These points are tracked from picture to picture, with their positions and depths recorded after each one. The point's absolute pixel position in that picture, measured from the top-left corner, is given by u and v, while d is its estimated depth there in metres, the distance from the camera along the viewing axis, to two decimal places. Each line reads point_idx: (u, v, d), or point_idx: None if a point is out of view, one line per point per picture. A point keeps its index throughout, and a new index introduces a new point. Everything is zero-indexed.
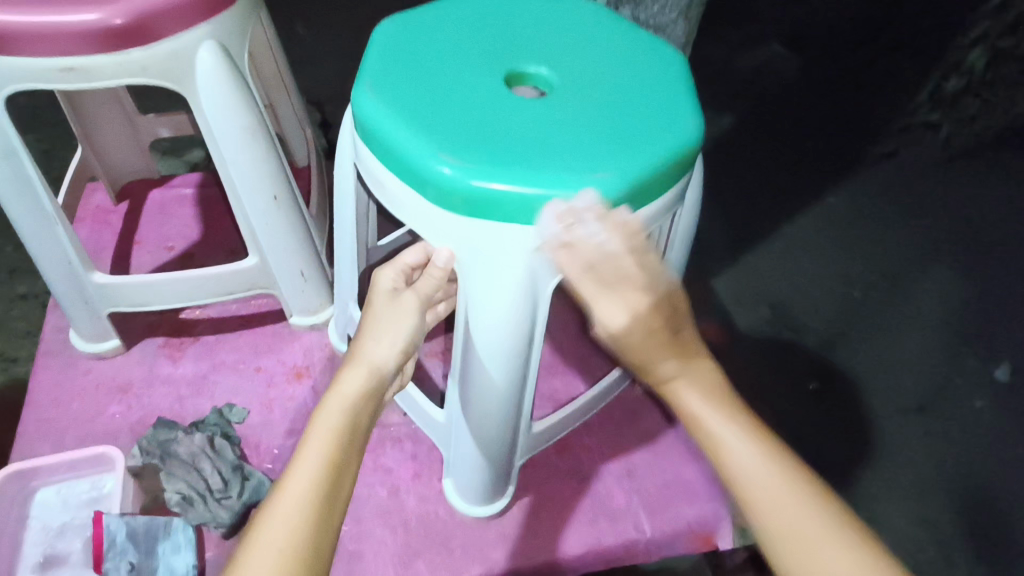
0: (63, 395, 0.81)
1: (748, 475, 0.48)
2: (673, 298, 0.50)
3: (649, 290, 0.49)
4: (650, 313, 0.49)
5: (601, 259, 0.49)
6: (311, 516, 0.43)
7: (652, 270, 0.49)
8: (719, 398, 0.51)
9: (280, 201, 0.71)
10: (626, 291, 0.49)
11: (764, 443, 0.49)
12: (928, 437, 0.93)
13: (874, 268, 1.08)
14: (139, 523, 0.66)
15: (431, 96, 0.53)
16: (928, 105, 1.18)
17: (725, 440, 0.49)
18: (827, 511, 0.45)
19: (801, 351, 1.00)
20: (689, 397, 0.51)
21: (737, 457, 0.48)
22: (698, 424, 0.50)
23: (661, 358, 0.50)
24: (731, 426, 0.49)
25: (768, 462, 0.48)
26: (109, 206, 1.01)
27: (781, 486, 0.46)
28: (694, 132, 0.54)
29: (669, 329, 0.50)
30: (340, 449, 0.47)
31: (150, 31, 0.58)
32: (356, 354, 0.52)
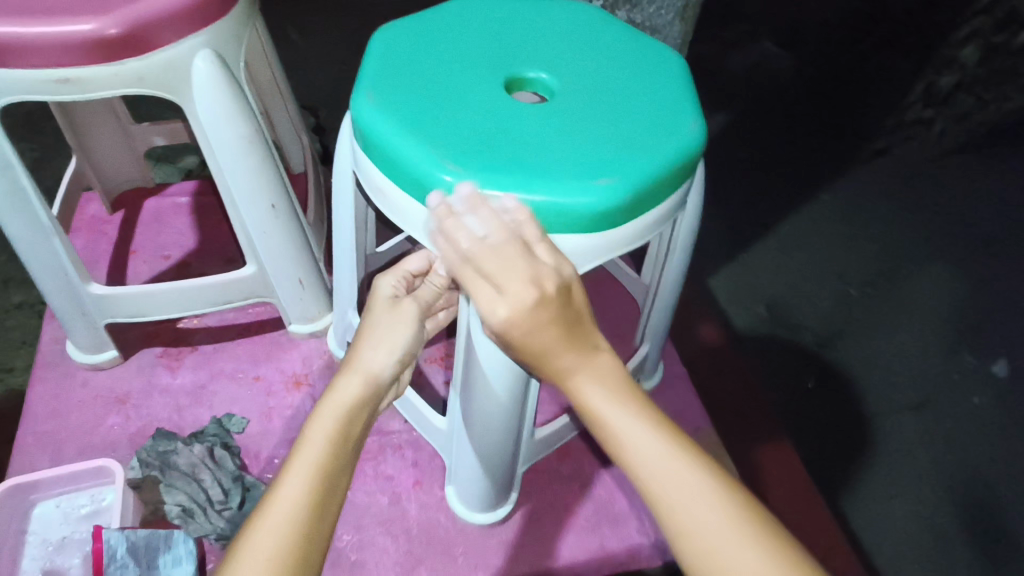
0: (61, 407, 0.80)
1: (658, 478, 0.42)
2: (565, 291, 0.45)
3: (526, 285, 0.44)
4: (528, 310, 0.44)
5: (471, 250, 0.46)
6: (304, 523, 0.41)
7: (532, 264, 0.45)
8: (624, 395, 0.45)
9: (278, 209, 0.71)
10: (506, 280, 0.44)
11: (674, 442, 0.43)
12: (927, 436, 0.92)
13: (868, 267, 1.08)
14: (140, 537, 0.65)
15: (430, 103, 0.53)
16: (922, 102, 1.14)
17: (630, 441, 0.44)
18: (740, 511, 0.40)
19: (800, 351, 1.02)
20: (592, 393, 0.46)
21: (645, 459, 0.43)
22: (602, 424, 0.45)
23: (555, 354, 0.46)
24: (637, 425, 0.44)
25: (677, 463, 0.42)
26: (105, 216, 1.00)
27: (693, 489, 0.41)
28: (695, 135, 0.54)
29: (561, 319, 0.45)
30: (336, 455, 0.44)
31: (146, 40, 0.58)
32: (353, 360, 0.50)
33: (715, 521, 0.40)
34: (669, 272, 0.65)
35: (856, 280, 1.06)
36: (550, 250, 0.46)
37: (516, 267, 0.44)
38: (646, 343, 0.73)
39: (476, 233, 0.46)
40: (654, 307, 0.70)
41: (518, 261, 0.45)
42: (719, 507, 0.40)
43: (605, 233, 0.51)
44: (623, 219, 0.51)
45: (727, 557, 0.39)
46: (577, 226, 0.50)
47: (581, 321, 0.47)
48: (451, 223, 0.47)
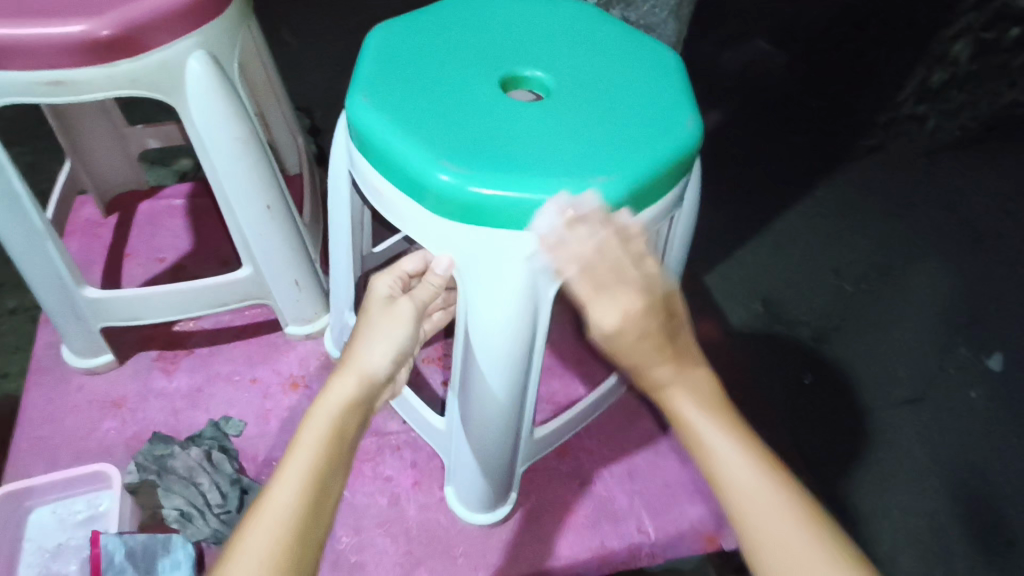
0: (56, 412, 0.79)
1: (749, 495, 0.44)
2: (670, 304, 0.47)
3: (637, 292, 0.45)
4: (638, 316, 0.45)
5: (590, 258, 0.47)
6: (293, 532, 0.41)
7: (644, 274, 0.46)
8: (719, 412, 0.47)
9: (273, 211, 0.70)
10: (620, 287, 0.45)
11: (765, 465, 0.45)
12: (924, 428, 0.93)
13: (864, 260, 1.09)
14: (138, 541, 0.65)
15: (426, 102, 0.53)
16: (915, 98, 1.15)
17: (722, 458, 0.46)
18: (820, 535, 0.43)
19: (799, 346, 1.02)
20: (687, 406, 0.47)
21: (734, 476, 0.45)
22: (695, 438, 0.47)
23: (654, 366, 0.47)
24: (731, 444, 0.46)
25: (768, 484, 0.44)
26: (99, 219, 1.00)
27: (778, 508, 0.44)
28: (693, 133, 0.53)
29: (665, 332, 0.46)
30: (329, 460, 0.44)
31: (138, 42, 0.57)
32: (347, 360, 0.49)
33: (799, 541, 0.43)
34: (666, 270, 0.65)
35: (850, 276, 1.07)
36: (655, 264, 0.48)
37: (630, 276, 0.46)
38: None
39: (592, 241, 0.47)
40: None
41: (632, 271, 0.46)
42: (803, 530, 0.43)
43: None
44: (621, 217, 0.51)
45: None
46: None
47: (680, 338, 0.48)
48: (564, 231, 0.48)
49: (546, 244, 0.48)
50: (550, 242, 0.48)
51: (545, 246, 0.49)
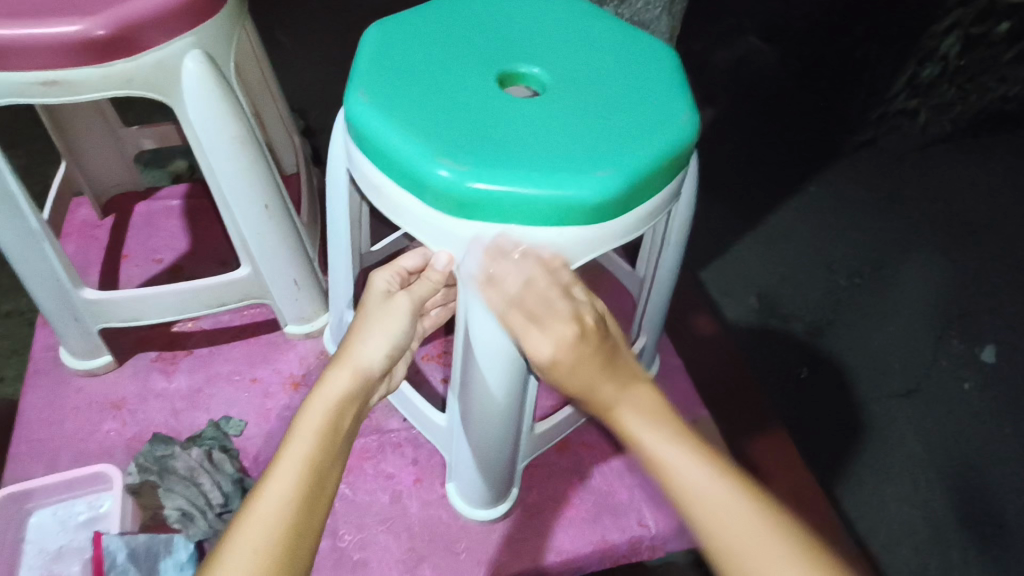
0: (55, 414, 0.79)
1: (704, 499, 0.42)
2: (602, 328, 0.48)
3: (568, 320, 0.47)
4: (572, 344, 0.46)
5: (522, 293, 0.48)
6: (291, 522, 0.40)
7: (572, 302, 0.48)
8: (664, 420, 0.45)
9: (272, 210, 0.71)
10: (554, 319, 0.47)
11: (719, 468, 0.43)
12: (917, 421, 0.95)
13: (861, 254, 1.10)
14: (140, 542, 0.65)
15: (425, 99, 0.53)
16: (906, 93, 1.12)
17: (677, 468, 0.43)
18: (783, 534, 0.40)
19: (790, 339, 1.03)
20: (634, 419, 0.46)
21: (690, 481, 0.42)
22: (645, 451, 0.44)
23: (599, 385, 0.46)
24: (683, 451, 0.44)
25: (724, 487, 0.42)
26: (95, 221, 1.00)
27: (739, 510, 0.41)
28: (690, 127, 0.54)
29: (603, 353, 0.47)
30: (325, 451, 0.44)
31: (135, 41, 0.57)
32: (343, 354, 0.50)
33: (763, 544, 0.40)
34: (664, 264, 0.66)
35: (844, 270, 1.08)
36: (585, 290, 0.49)
37: (560, 308, 0.47)
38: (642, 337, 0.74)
39: (521, 278, 0.48)
40: (650, 300, 0.70)
41: (562, 300, 0.48)
42: (767, 531, 0.40)
43: (602, 225, 0.51)
44: (620, 211, 0.51)
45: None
46: (573, 218, 0.50)
47: (620, 356, 0.48)
48: (495, 268, 0.50)
49: (479, 282, 0.50)
50: (481, 280, 0.50)
51: (477, 284, 0.51)
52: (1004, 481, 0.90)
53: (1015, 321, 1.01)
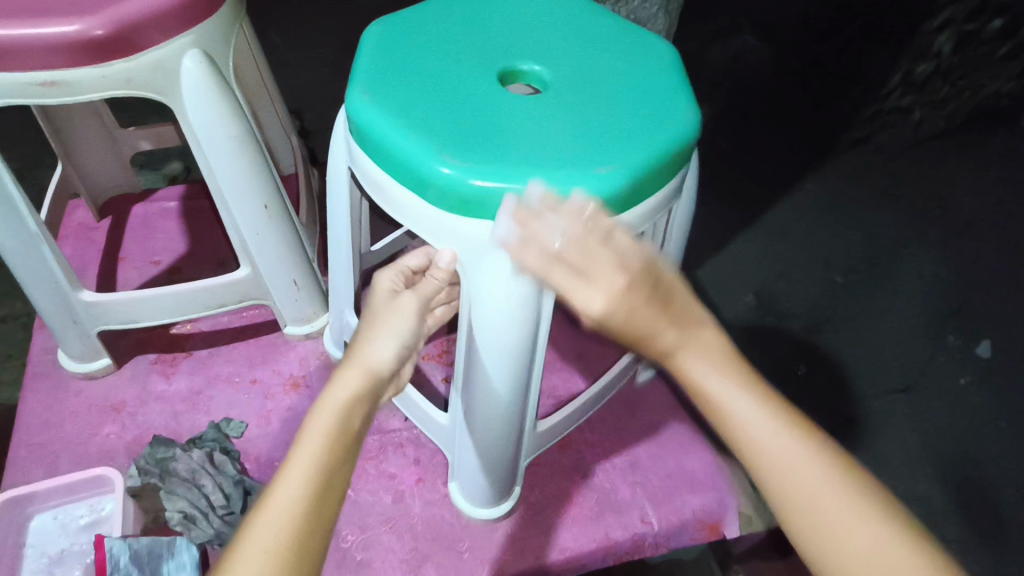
0: (54, 417, 0.79)
1: (778, 452, 0.43)
2: (652, 269, 0.47)
3: (615, 272, 0.46)
4: (623, 295, 0.46)
5: (561, 251, 0.47)
6: (301, 521, 0.39)
7: (616, 251, 0.47)
8: (733, 373, 0.46)
9: (271, 210, 0.70)
10: (598, 271, 0.46)
11: (790, 421, 0.45)
12: (915, 416, 0.94)
13: (858, 250, 1.02)
14: (142, 544, 0.64)
15: (425, 96, 0.53)
16: (901, 89, 0.87)
17: (747, 421, 0.44)
18: (850, 486, 0.42)
19: (789, 334, 1.13)
20: (699, 368, 0.46)
21: (762, 437, 0.44)
22: (712, 402, 0.46)
23: (661, 333, 0.46)
24: (753, 404, 0.45)
25: (795, 442, 0.44)
26: (92, 223, 0.99)
27: (810, 464, 0.43)
28: (691, 123, 0.54)
29: (659, 299, 0.47)
30: (335, 450, 0.43)
31: (132, 41, 0.57)
32: (353, 355, 0.50)
33: (833, 497, 0.42)
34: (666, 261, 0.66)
35: (840, 268, 1.04)
36: (629, 236, 0.47)
37: (606, 256, 0.47)
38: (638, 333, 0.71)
39: (559, 233, 0.46)
40: None
41: (605, 253, 0.47)
42: (836, 484, 0.42)
43: None
44: (623, 207, 0.51)
45: (842, 529, 0.41)
46: None
47: (676, 296, 0.48)
48: (528, 225, 0.47)
49: (513, 243, 0.48)
50: (515, 240, 0.48)
51: (511, 245, 0.49)
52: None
53: None
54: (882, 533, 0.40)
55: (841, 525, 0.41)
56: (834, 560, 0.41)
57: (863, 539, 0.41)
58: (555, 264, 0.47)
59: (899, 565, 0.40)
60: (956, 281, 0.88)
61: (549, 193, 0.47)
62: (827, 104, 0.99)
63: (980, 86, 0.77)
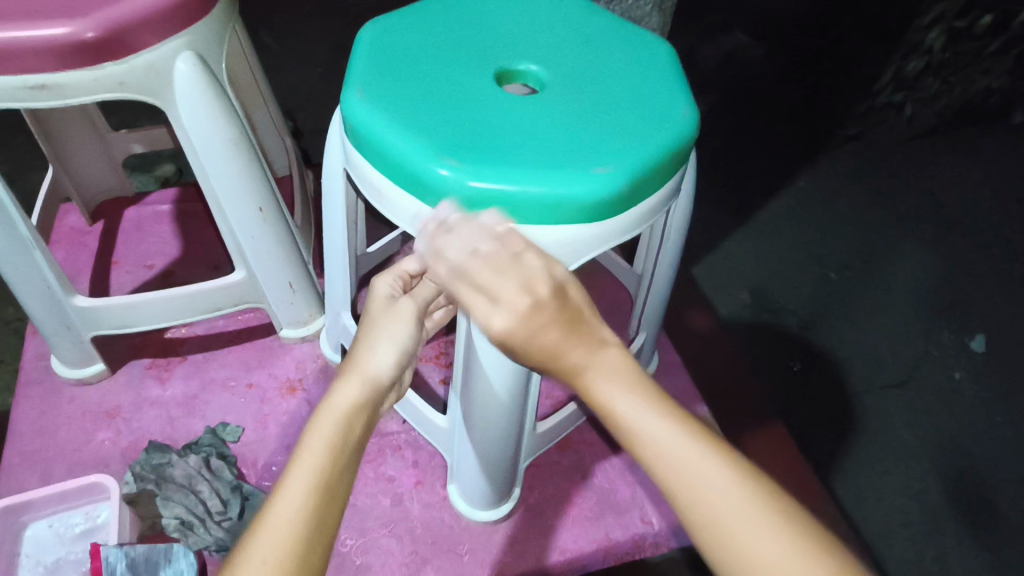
0: (48, 425, 0.78)
1: (705, 490, 0.34)
2: (561, 293, 0.40)
3: (518, 289, 0.39)
4: (525, 315, 0.39)
5: (464, 264, 0.42)
6: (303, 531, 0.37)
7: (523, 268, 0.40)
8: (648, 392, 0.38)
9: (266, 212, 0.70)
10: (503, 285, 0.39)
11: (718, 452, 0.36)
12: (911, 410, 0.95)
13: (848, 249, 1.10)
14: (139, 550, 0.63)
15: (421, 97, 0.52)
16: (891, 87, 1.09)
17: (668, 455, 0.35)
18: (794, 534, 0.33)
19: (788, 335, 1.05)
20: (610, 388, 0.38)
21: (683, 468, 0.35)
22: (626, 430, 0.37)
23: (564, 355, 0.38)
24: (674, 432, 0.36)
25: (725, 478, 0.35)
26: (85, 227, 0.98)
27: (742, 506, 0.34)
28: (689, 122, 0.54)
29: (565, 319, 0.39)
30: (338, 457, 0.41)
31: (124, 43, 0.56)
32: (358, 357, 0.49)
33: (773, 549, 0.33)
34: (663, 262, 0.66)
35: (834, 265, 1.09)
36: (541, 255, 0.41)
37: (514, 275, 0.40)
38: (641, 333, 0.73)
39: (466, 252, 0.42)
40: (649, 298, 0.70)
41: (511, 268, 0.40)
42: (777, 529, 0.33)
43: (604, 223, 0.51)
44: (621, 208, 0.51)
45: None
46: (574, 216, 0.49)
47: (588, 316, 0.40)
48: (439, 245, 0.44)
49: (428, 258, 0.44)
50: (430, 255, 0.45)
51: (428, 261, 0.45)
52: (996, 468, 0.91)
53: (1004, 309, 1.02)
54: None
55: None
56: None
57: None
58: (458, 277, 0.41)
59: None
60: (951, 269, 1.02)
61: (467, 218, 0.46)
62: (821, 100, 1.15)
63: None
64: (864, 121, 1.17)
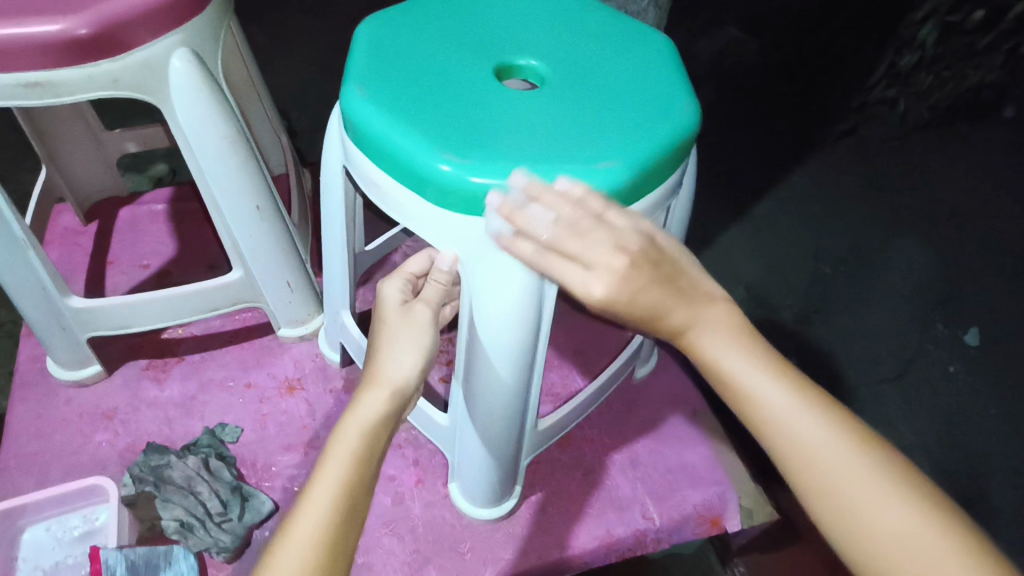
0: (44, 427, 0.77)
1: (806, 431, 0.44)
2: (649, 245, 0.45)
3: (612, 253, 0.44)
4: (626, 276, 0.44)
5: (551, 236, 0.44)
6: (325, 545, 0.40)
7: (610, 232, 0.44)
8: (754, 351, 0.47)
9: (263, 211, 0.69)
10: (597, 251, 0.44)
11: (812, 400, 0.46)
12: (909, 403, 0.97)
13: (843, 243, 1.10)
14: (138, 554, 0.63)
15: (421, 93, 0.52)
16: (886, 81, 0.96)
17: (773, 403, 0.45)
18: (873, 462, 0.43)
19: (780, 327, 1.10)
20: (717, 346, 0.47)
21: (787, 414, 0.45)
22: (737, 381, 0.46)
23: (669, 314, 0.46)
24: (778, 384, 0.46)
25: (821, 421, 0.45)
26: (78, 227, 0.97)
27: (834, 443, 0.44)
28: (691, 116, 0.54)
29: (659, 275, 0.45)
30: (360, 474, 0.44)
31: (118, 40, 0.55)
32: (374, 372, 0.50)
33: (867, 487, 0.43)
34: None
35: (829, 259, 1.10)
36: (622, 212, 0.45)
37: (605, 237, 0.44)
38: None
39: (549, 222, 0.44)
40: None
41: (600, 233, 0.44)
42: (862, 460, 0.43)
43: None
44: (624, 202, 0.51)
45: (869, 501, 0.42)
46: None
47: (682, 274, 0.47)
48: (518, 217, 0.45)
49: (508, 238, 0.47)
50: (509, 235, 0.47)
51: (505, 239, 0.47)
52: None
53: None
54: (903, 506, 0.42)
55: (864, 498, 0.43)
56: (852, 530, 0.43)
57: (888, 512, 0.42)
58: (550, 252, 0.45)
59: (923, 538, 0.41)
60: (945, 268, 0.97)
61: (532, 179, 0.46)
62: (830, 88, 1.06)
63: (964, 76, 0.86)
64: (860, 116, 1.04)
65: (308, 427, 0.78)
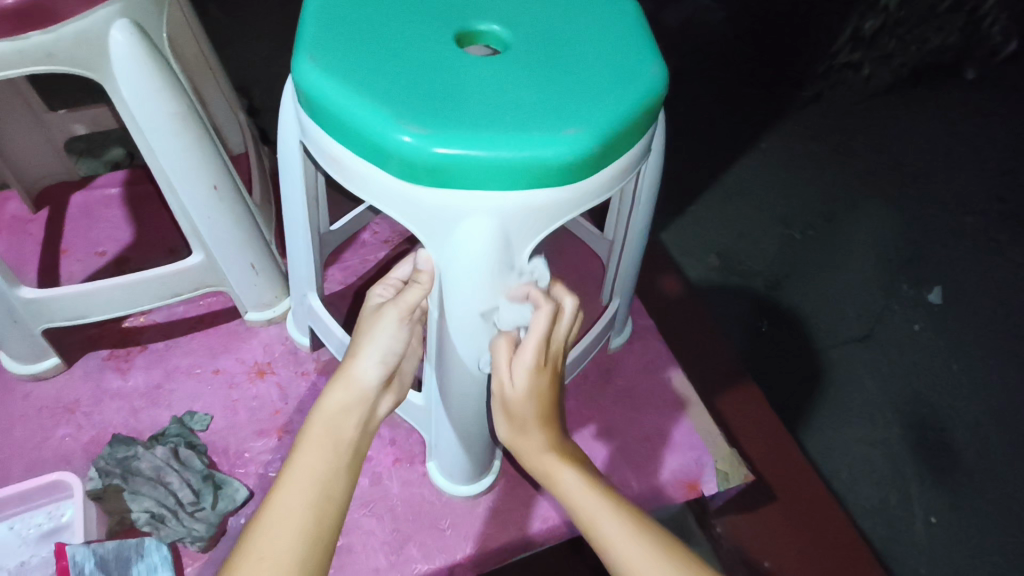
0: (3, 423, 0.74)
1: None
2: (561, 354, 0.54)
3: (558, 343, 0.54)
4: (548, 369, 0.53)
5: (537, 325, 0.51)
6: (305, 530, 0.42)
7: (563, 330, 0.54)
8: (612, 502, 0.48)
9: (221, 191, 0.66)
10: (555, 333, 0.53)
11: (647, 537, 0.46)
12: (873, 360, 1.02)
13: (809, 209, 1.17)
14: (108, 549, 0.61)
15: (379, 61, 0.50)
16: (849, 47, 1.29)
17: (631, 565, 0.45)
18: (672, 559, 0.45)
19: (752, 294, 1.08)
20: (552, 464, 0.50)
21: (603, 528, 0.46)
22: (595, 532, 0.47)
23: (538, 425, 0.51)
24: (636, 545, 0.45)
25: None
26: (28, 215, 0.93)
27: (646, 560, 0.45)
28: (659, 78, 0.52)
29: (554, 384, 0.53)
30: (330, 466, 0.45)
31: (49, 10, 0.52)
32: (344, 369, 0.51)
33: None
34: (634, 227, 0.65)
35: (798, 224, 1.14)
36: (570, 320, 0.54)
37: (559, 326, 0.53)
38: (615, 299, 0.73)
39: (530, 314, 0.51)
40: (620, 265, 0.70)
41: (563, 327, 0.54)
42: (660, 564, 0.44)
43: (575, 185, 0.50)
44: (593, 169, 0.50)
45: None
46: (544, 180, 0.48)
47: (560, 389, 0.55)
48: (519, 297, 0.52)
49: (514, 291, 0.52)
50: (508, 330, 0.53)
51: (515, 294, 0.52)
52: (956, 417, 0.98)
53: (950, 262, 1.12)
54: None
55: None
56: None
57: None
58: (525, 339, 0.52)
59: None
60: (903, 240, 1.14)
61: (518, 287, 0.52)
62: (772, 78, 1.30)
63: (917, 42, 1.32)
64: (824, 83, 1.31)
65: (280, 411, 0.77)
